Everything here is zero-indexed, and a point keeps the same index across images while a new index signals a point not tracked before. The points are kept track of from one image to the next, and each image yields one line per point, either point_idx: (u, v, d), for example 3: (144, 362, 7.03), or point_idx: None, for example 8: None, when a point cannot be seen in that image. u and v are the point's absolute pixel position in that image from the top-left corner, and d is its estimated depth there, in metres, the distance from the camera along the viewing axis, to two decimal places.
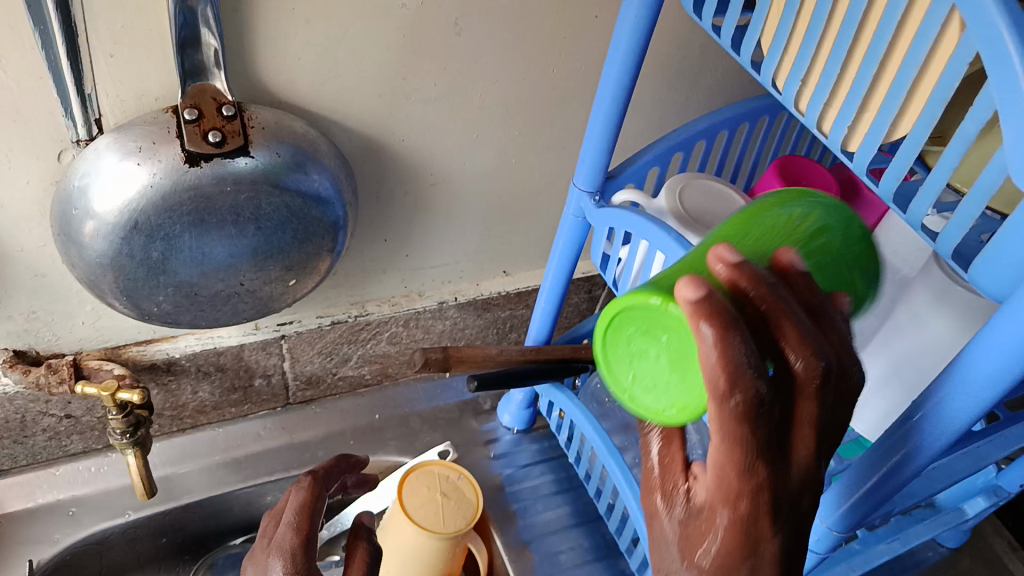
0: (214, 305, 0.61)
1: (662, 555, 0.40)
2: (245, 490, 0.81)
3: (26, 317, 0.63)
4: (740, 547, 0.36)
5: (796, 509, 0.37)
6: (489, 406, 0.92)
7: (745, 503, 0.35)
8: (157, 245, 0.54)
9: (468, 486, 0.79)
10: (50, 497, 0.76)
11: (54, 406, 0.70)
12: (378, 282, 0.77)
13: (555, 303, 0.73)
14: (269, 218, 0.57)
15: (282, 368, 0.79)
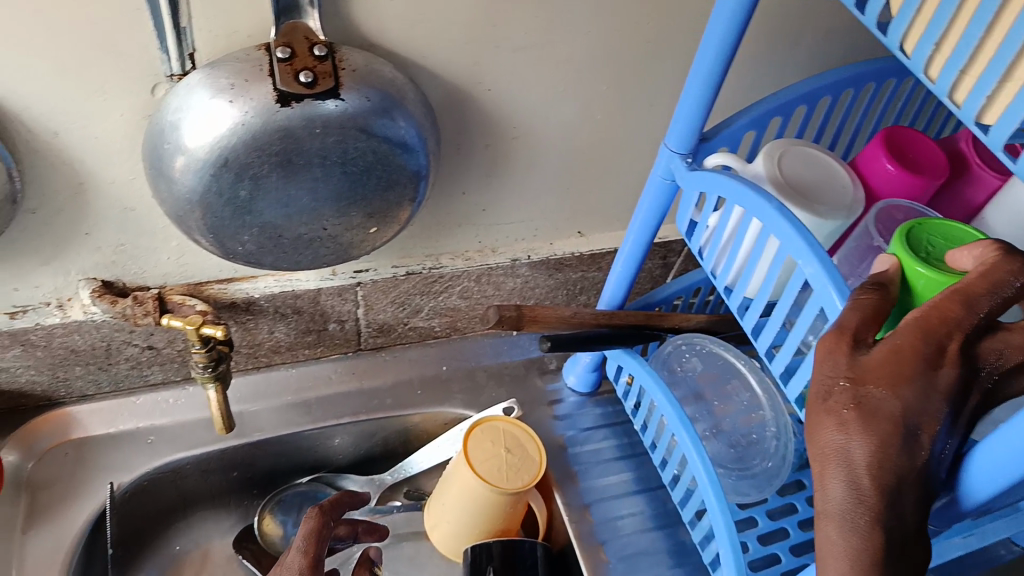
0: (296, 248, 0.62)
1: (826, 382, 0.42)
2: (313, 431, 0.82)
3: (114, 249, 0.64)
4: (924, 356, 0.40)
5: (972, 392, 0.40)
6: (556, 366, 0.92)
7: (939, 346, 0.40)
8: (244, 184, 0.54)
9: (532, 443, 0.79)
10: (129, 425, 0.78)
11: (137, 336, 0.72)
12: (453, 235, 0.76)
13: (633, 267, 0.70)
14: (355, 162, 0.56)
15: (356, 313, 0.80)
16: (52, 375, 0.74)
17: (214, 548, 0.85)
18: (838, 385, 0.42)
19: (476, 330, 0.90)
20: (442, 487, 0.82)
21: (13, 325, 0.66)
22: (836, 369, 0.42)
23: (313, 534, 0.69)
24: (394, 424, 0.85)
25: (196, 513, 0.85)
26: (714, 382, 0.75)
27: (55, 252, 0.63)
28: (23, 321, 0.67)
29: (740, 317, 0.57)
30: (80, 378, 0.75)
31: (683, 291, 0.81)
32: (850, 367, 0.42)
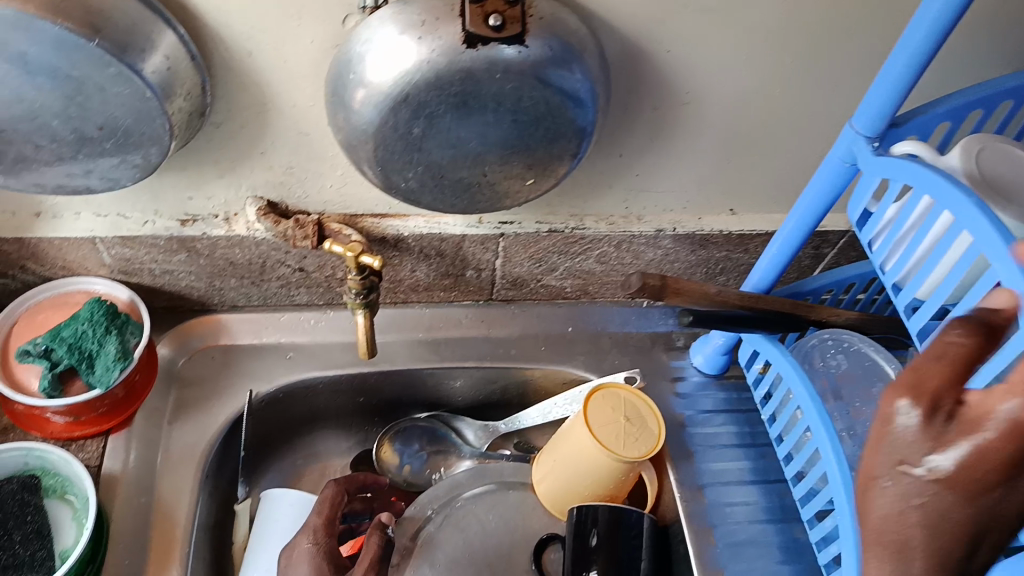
0: (454, 191, 0.63)
1: (902, 447, 0.44)
2: (439, 371, 0.85)
3: (284, 171, 0.67)
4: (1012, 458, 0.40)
5: None
6: (683, 344, 0.90)
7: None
8: (419, 122, 0.55)
9: (653, 416, 0.78)
10: (272, 339, 0.83)
11: (291, 258, 0.76)
12: (602, 197, 0.75)
13: (790, 251, 0.68)
14: (527, 111, 0.56)
15: (494, 263, 0.80)
16: (210, 284, 0.78)
17: (332, 466, 0.90)
18: (908, 466, 0.44)
19: (607, 296, 0.89)
20: (553, 443, 0.83)
21: (183, 232, 0.70)
22: (917, 446, 0.44)
23: (331, 502, 0.76)
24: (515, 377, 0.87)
25: (321, 431, 0.89)
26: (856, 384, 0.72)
27: (231, 167, 0.66)
28: (192, 229, 0.70)
29: (906, 318, 0.54)
30: (235, 290, 0.80)
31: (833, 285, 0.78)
32: (932, 440, 0.43)
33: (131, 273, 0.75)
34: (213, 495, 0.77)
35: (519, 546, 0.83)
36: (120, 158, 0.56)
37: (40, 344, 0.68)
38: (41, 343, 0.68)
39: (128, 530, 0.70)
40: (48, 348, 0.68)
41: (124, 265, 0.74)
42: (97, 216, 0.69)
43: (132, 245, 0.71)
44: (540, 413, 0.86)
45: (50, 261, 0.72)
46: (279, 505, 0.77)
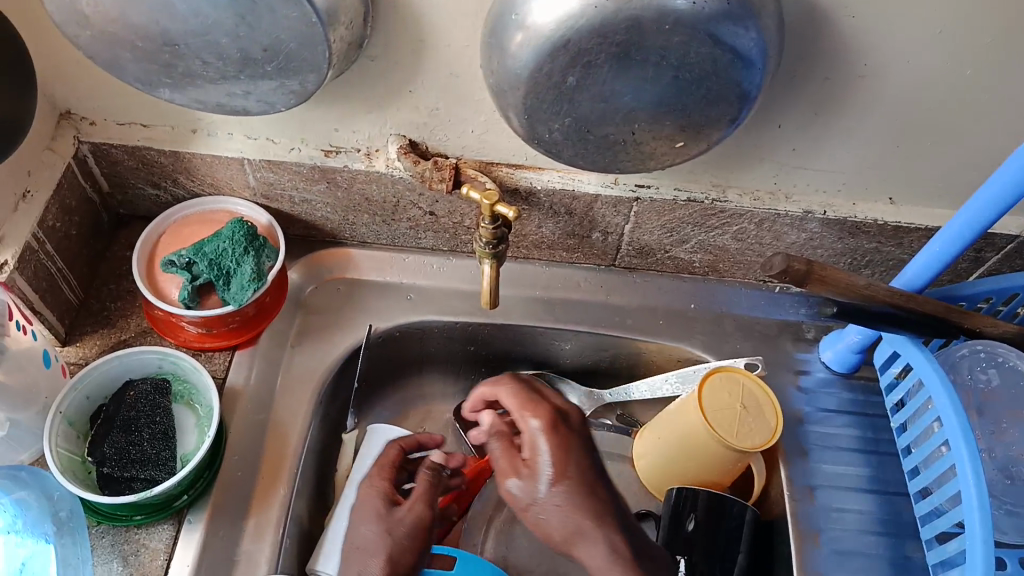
0: (598, 147, 0.61)
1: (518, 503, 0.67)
2: (553, 330, 0.84)
3: (429, 111, 0.67)
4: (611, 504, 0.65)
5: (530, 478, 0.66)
6: (812, 336, 0.85)
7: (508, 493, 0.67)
8: (575, 71, 0.54)
9: (772, 408, 0.75)
10: (394, 278, 0.85)
11: (424, 200, 0.76)
12: (750, 170, 0.71)
13: (958, 244, 0.62)
14: (690, 69, 0.53)
15: (624, 229, 0.78)
16: (343, 217, 0.80)
17: (436, 411, 0.91)
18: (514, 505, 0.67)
19: (736, 276, 0.85)
20: (659, 423, 0.81)
21: (325, 162, 0.72)
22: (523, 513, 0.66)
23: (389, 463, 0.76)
24: (629, 347, 0.84)
25: (429, 374, 0.90)
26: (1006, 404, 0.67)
27: (379, 102, 0.67)
28: (334, 160, 0.72)
29: None
30: (366, 226, 0.81)
31: (995, 293, 0.71)
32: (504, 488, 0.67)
33: (271, 198, 0.77)
34: (324, 422, 0.80)
35: None
36: (279, 82, 0.57)
37: (184, 258, 0.72)
38: (185, 256, 0.71)
39: (245, 444, 0.73)
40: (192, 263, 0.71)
41: (266, 189, 0.76)
42: (247, 138, 0.71)
43: (276, 170, 0.73)
44: (649, 389, 0.83)
45: (200, 178, 0.75)
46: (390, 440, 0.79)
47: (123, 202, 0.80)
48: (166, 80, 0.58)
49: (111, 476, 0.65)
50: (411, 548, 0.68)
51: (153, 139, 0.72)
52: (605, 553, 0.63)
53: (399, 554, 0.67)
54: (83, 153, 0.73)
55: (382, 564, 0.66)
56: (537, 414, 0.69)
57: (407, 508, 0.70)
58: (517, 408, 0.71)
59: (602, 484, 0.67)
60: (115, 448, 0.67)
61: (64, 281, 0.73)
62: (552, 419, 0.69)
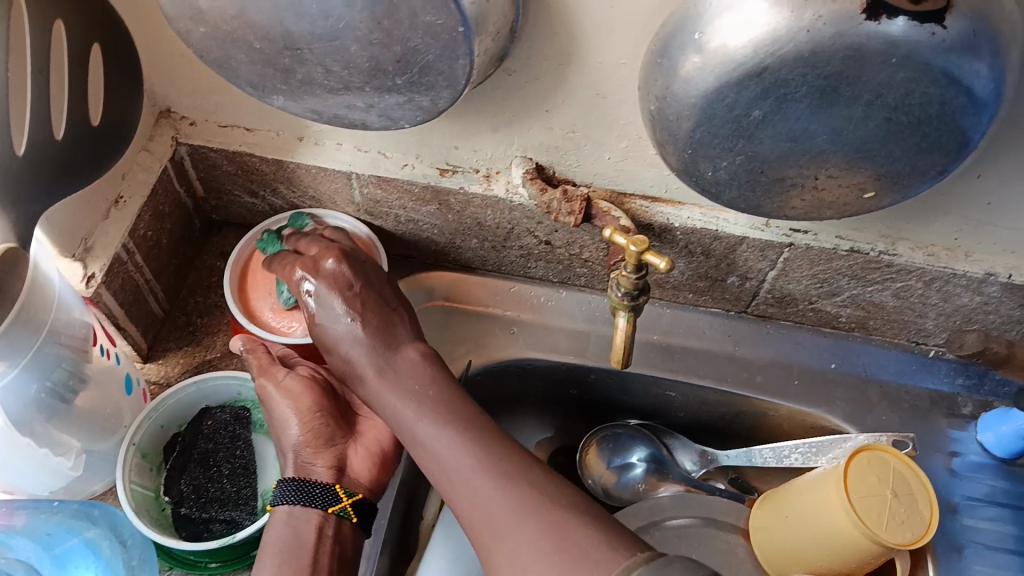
0: (768, 191, 0.51)
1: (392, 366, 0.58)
2: (670, 381, 0.75)
3: (565, 134, 0.59)
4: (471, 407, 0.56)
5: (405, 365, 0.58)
6: (970, 412, 0.73)
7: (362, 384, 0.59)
8: (765, 103, 0.45)
9: (926, 498, 0.64)
10: (498, 309, 0.77)
11: (541, 229, 0.68)
12: (928, 223, 0.61)
13: None
14: (909, 110, 0.44)
15: (767, 275, 0.68)
16: (449, 239, 0.73)
17: None
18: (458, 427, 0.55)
19: (886, 335, 0.74)
20: (787, 497, 0.69)
21: (440, 182, 0.64)
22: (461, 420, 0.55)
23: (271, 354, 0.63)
24: (754, 406, 0.75)
25: (523, 414, 0.82)
26: None
27: (509, 122, 0.59)
28: (449, 181, 0.64)
29: None
30: (473, 251, 0.74)
31: None
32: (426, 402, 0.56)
33: (375, 215, 0.71)
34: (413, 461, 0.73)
35: None
36: (407, 97, 0.50)
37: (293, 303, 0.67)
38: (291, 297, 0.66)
39: None
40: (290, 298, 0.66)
41: (371, 206, 0.69)
42: (358, 150, 0.64)
43: (385, 186, 0.66)
44: (776, 456, 0.73)
45: (301, 189, 0.69)
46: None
47: (216, 207, 0.74)
48: (281, 88, 0.51)
49: (189, 516, 0.59)
50: (309, 412, 0.59)
51: (255, 146, 0.65)
52: (445, 444, 0.53)
53: (311, 436, 0.58)
54: (180, 156, 0.67)
55: (299, 438, 0.58)
56: (326, 276, 0.61)
57: (274, 386, 0.60)
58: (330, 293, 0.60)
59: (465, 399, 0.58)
60: (193, 485, 0.61)
61: (150, 294, 0.67)
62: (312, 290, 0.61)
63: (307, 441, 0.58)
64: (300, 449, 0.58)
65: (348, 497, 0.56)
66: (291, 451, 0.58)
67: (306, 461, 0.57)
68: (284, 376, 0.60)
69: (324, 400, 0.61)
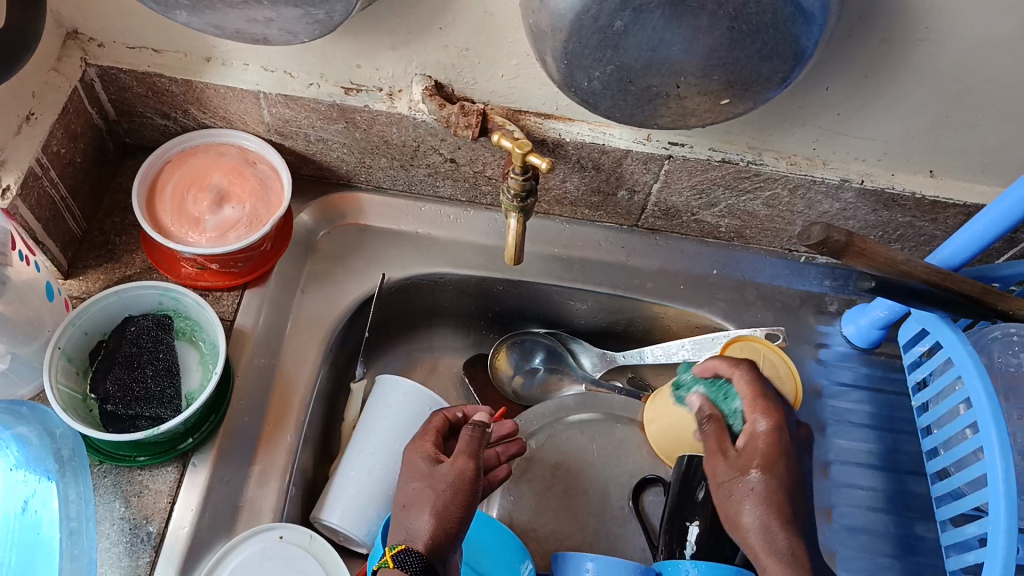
0: (639, 100, 0.57)
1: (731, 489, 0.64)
2: (569, 289, 0.81)
3: (459, 52, 0.63)
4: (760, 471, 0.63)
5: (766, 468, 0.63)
6: (835, 310, 0.82)
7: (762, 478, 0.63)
8: (624, 14, 0.50)
9: (790, 377, 0.72)
10: (409, 227, 0.82)
11: (445, 146, 0.73)
12: (790, 133, 0.68)
13: (979, 243, 0.66)
14: (748, 20, 0.50)
15: (652, 188, 0.75)
16: (360, 159, 0.77)
17: (444, 363, 0.89)
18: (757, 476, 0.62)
19: (762, 243, 0.82)
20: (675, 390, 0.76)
21: (345, 100, 0.68)
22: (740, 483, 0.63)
23: (472, 449, 0.65)
24: (646, 310, 0.82)
25: (438, 325, 0.88)
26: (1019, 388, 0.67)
27: (406, 40, 0.63)
28: (355, 100, 0.68)
29: None
30: (384, 171, 0.78)
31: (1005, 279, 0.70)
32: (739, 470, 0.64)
33: (285, 135, 0.74)
34: (333, 367, 0.78)
35: (619, 480, 0.79)
36: (304, 10, 0.53)
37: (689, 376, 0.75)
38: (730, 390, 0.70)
39: (253, 387, 0.71)
40: (731, 395, 0.69)
41: (281, 125, 0.73)
42: (264, 70, 0.68)
43: (293, 106, 0.69)
44: (664, 354, 0.81)
45: (212, 110, 0.72)
46: (389, 394, 0.74)
47: (130, 130, 0.76)
48: (183, 2, 0.54)
49: (114, 413, 0.64)
50: (457, 505, 0.61)
51: (164, 67, 0.68)
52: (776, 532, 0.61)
53: (444, 508, 0.61)
54: (90, 78, 0.69)
55: (428, 522, 0.60)
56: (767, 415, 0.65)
57: (457, 466, 0.63)
58: (749, 396, 0.67)
59: (793, 451, 0.65)
60: (119, 384, 0.65)
61: (67, 212, 0.70)
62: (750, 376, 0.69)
63: (435, 523, 0.60)
64: (436, 529, 0.60)
65: None
66: (417, 537, 0.60)
67: (431, 535, 0.59)
68: (462, 468, 0.63)
69: (469, 500, 0.62)
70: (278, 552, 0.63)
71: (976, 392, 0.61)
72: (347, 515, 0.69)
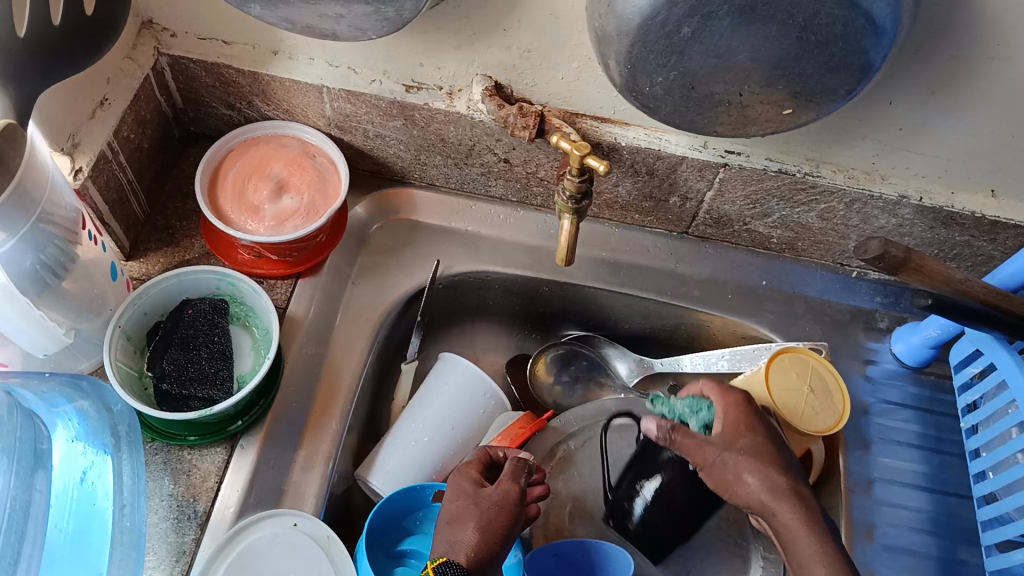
0: (700, 107, 0.57)
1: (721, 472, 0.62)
2: (615, 293, 0.81)
3: (521, 53, 0.64)
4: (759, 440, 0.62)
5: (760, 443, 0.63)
6: (885, 327, 0.81)
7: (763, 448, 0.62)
8: (692, 21, 0.50)
9: (840, 395, 0.69)
10: (459, 225, 0.83)
11: (501, 147, 0.73)
12: (848, 146, 0.67)
13: None
14: (818, 31, 0.49)
15: (704, 195, 0.75)
16: (415, 156, 0.78)
17: (486, 361, 0.89)
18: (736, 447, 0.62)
19: (813, 256, 0.82)
20: None
21: (406, 98, 0.69)
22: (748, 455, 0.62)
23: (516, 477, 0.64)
24: (691, 318, 0.82)
25: (483, 324, 0.89)
26: None
27: (470, 39, 0.64)
28: (415, 97, 0.69)
29: None
30: (438, 169, 0.79)
31: None
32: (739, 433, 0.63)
33: (344, 129, 0.76)
34: (379, 359, 0.79)
35: None
36: (374, 8, 0.55)
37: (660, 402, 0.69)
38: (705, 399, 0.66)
39: (301, 374, 0.73)
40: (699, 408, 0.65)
41: (341, 120, 0.74)
42: (329, 65, 0.69)
43: (354, 101, 0.71)
44: (703, 363, 0.80)
45: (276, 102, 0.74)
46: (446, 372, 0.76)
47: (195, 119, 0.79)
48: None
49: (169, 393, 0.65)
50: (499, 526, 0.62)
51: (232, 58, 0.70)
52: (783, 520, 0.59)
53: (488, 526, 0.61)
54: (161, 66, 0.71)
55: (468, 540, 0.60)
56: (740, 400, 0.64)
57: (498, 489, 0.63)
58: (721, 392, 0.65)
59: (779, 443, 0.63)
60: (175, 365, 0.66)
61: (132, 195, 0.72)
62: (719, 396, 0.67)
63: (478, 542, 0.60)
64: (478, 547, 0.60)
65: None
66: (459, 549, 0.60)
67: (474, 550, 0.59)
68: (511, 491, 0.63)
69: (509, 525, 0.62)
70: (291, 539, 0.63)
71: None
72: (389, 478, 0.71)
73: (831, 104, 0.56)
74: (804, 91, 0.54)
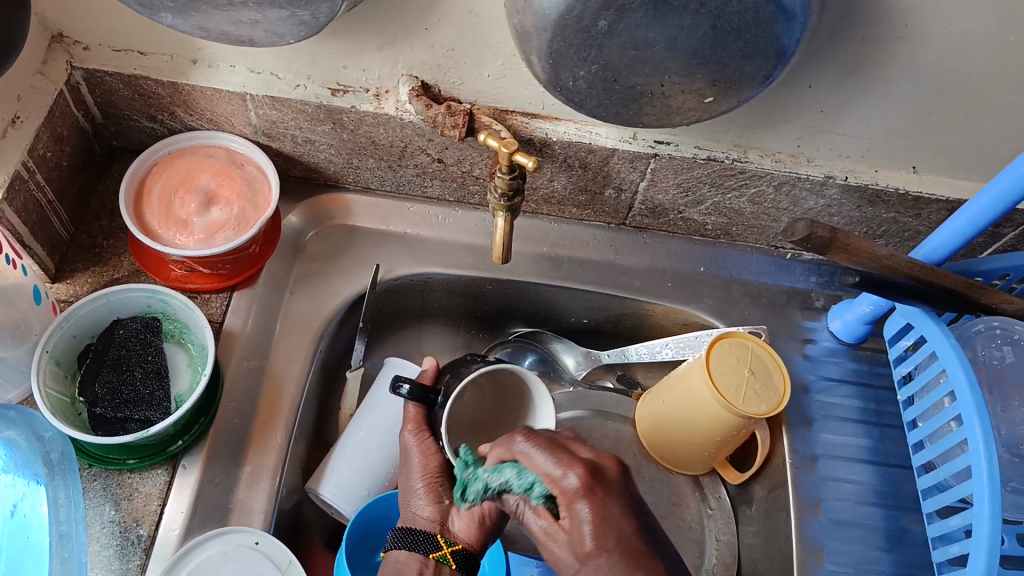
0: (624, 99, 0.58)
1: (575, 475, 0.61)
2: (557, 288, 0.82)
3: (445, 52, 0.64)
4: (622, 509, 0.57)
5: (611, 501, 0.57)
6: (822, 305, 0.83)
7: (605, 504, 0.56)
8: (608, 14, 0.50)
9: (780, 375, 0.70)
10: (397, 227, 0.82)
11: (433, 147, 0.73)
12: (773, 131, 0.68)
13: (957, 242, 0.67)
14: (730, 18, 0.50)
15: (637, 186, 0.75)
16: (347, 160, 0.77)
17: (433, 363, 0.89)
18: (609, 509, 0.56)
19: (748, 240, 0.83)
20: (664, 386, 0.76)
21: (332, 101, 0.69)
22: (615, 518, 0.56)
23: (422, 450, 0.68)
24: (634, 307, 0.83)
25: (429, 325, 0.88)
26: (1000, 380, 0.68)
27: (392, 40, 0.63)
28: (341, 100, 0.69)
29: None
30: (371, 171, 0.78)
31: (987, 274, 0.71)
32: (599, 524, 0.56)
33: (272, 136, 0.74)
34: (323, 368, 0.78)
35: None
36: (290, 12, 0.54)
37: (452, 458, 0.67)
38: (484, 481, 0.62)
39: (243, 388, 0.71)
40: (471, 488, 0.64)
41: (268, 127, 0.73)
42: (251, 71, 0.68)
43: (280, 107, 0.70)
44: (648, 352, 0.81)
45: (199, 112, 0.72)
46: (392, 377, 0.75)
47: (117, 133, 0.76)
48: (168, 4, 0.54)
49: (103, 416, 0.63)
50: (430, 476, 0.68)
51: (150, 69, 0.68)
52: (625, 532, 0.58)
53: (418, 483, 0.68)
54: (77, 81, 0.69)
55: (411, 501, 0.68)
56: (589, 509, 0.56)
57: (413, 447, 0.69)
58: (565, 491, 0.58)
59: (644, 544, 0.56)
60: (107, 388, 0.65)
61: (54, 215, 0.70)
62: (558, 447, 0.61)
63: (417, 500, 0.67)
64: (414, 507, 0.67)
65: (449, 546, 0.64)
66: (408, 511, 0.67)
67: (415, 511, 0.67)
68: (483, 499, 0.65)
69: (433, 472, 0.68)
70: (239, 556, 0.62)
71: (959, 383, 0.62)
72: (340, 490, 0.70)
73: (750, 90, 0.57)
74: (723, 79, 0.55)
